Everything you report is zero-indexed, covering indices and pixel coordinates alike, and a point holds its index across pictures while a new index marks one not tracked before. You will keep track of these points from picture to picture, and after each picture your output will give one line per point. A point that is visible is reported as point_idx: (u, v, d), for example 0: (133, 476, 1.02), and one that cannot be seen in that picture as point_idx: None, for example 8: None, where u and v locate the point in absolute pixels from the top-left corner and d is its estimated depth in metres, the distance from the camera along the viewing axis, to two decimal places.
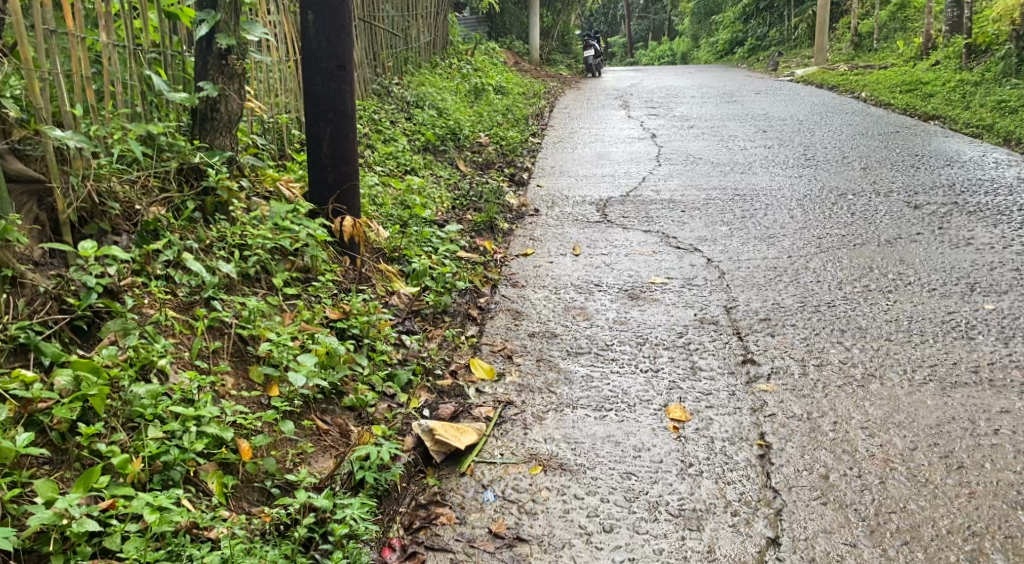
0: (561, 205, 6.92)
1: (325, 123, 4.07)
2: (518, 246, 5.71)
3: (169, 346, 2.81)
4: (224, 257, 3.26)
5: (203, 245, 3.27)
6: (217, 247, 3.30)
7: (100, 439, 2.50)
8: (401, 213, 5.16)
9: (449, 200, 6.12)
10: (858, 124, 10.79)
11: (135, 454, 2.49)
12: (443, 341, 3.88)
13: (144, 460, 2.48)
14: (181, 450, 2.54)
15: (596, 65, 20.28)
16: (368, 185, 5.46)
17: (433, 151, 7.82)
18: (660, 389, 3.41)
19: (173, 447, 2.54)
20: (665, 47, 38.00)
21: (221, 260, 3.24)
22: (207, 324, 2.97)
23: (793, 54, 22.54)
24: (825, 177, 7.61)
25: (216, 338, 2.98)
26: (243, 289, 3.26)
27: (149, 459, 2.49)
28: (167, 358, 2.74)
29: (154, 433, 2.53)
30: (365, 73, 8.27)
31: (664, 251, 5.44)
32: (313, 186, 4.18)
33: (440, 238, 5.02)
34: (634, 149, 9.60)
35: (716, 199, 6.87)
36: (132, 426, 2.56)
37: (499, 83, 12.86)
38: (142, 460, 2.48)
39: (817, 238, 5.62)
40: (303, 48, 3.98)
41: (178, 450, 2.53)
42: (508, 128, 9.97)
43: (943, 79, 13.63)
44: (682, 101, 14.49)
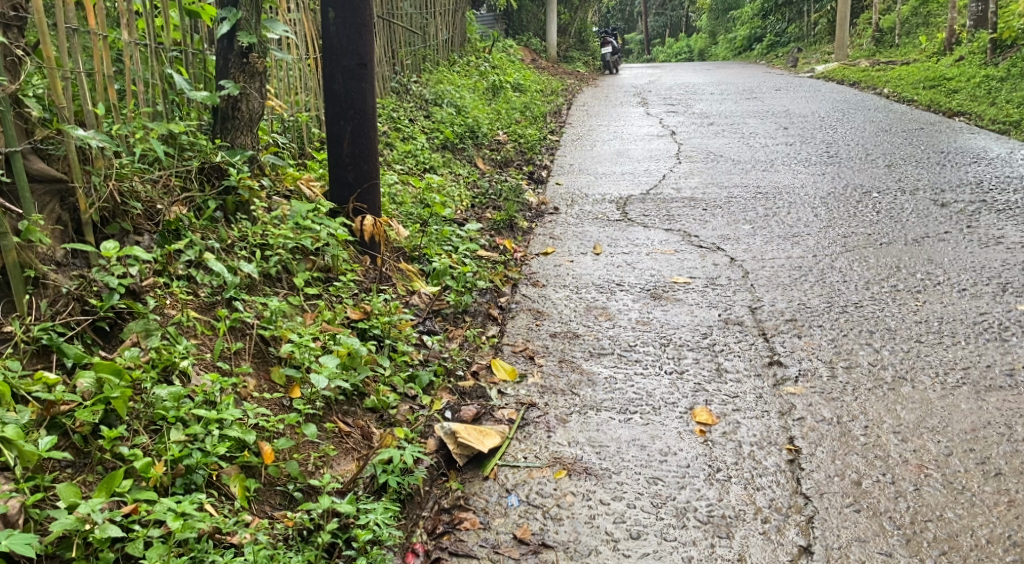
0: (581, 204, 6.88)
1: (346, 121, 4.04)
2: (539, 244, 5.67)
3: (192, 347, 2.78)
4: (246, 257, 3.23)
5: (225, 244, 3.24)
6: (238, 247, 3.27)
7: (122, 442, 2.48)
8: (421, 211, 5.13)
9: (468, 198, 6.10)
10: (881, 120, 10.70)
11: (157, 458, 2.47)
12: (464, 342, 3.86)
13: (167, 464, 2.46)
14: (204, 453, 2.52)
15: (614, 62, 20.22)
16: (388, 184, 5.44)
17: (452, 149, 7.79)
18: (686, 391, 3.38)
19: (195, 450, 2.51)
20: (682, 43, 37.90)
21: (243, 260, 3.21)
22: (229, 325, 2.93)
23: (813, 50, 22.39)
24: (849, 175, 7.54)
25: (238, 339, 2.95)
26: (265, 289, 3.23)
27: (172, 462, 2.47)
28: (189, 360, 2.71)
29: (177, 436, 2.51)
30: (384, 71, 8.25)
31: (686, 250, 5.40)
32: (333, 184, 4.15)
33: (460, 237, 5.01)
34: (654, 147, 9.55)
35: (738, 197, 6.82)
36: (154, 429, 2.54)
37: (516, 80, 12.82)
38: (164, 463, 2.46)
39: (842, 237, 5.57)
40: (323, 45, 3.94)
41: (200, 453, 2.51)
42: (526, 126, 9.93)
43: (968, 74, 13.52)
44: (700, 97, 14.42)
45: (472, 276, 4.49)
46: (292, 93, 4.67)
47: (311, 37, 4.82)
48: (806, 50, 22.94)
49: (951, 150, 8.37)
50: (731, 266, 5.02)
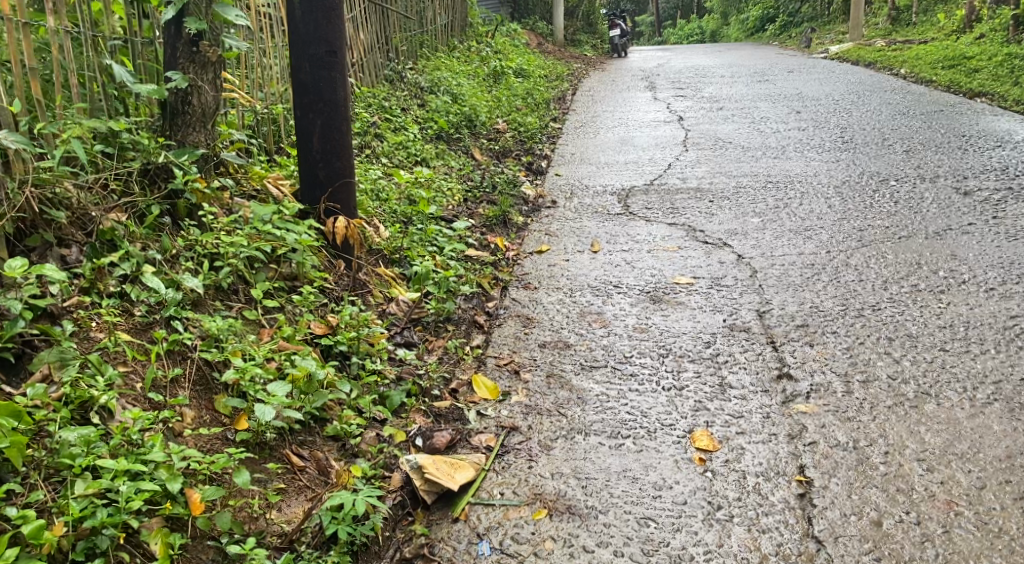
0: (580, 197, 6.57)
1: (314, 115, 3.73)
2: (533, 242, 5.37)
3: (115, 378, 2.58)
4: (192, 269, 3.06)
5: (168, 255, 3.06)
6: (184, 257, 3.10)
7: (15, 499, 2.27)
8: (405, 210, 4.82)
9: (460, 193, 5.88)
10: (898, 102, 10.30)
11: (58, 516, 2.26)
12: (443, 355, 3.56)
13: (67, 524, 2.24)
14: (112, 512, 2.28)
15: (623, 45, 19.82)
16: (372, 180, 5.13)
17: (446, 139, 7.49)
18: (685, 412, 3.04)
19: (101, 508, 2.27)
20: (693, 24, 37.43)
21: (188, 273, 3.04)
22: (165, 349, 2.74)
23: (828, 30, 21.93)
24: (865, 161, 7.20)
25: (177, 364, 2.76)
26: (214, 303, 3.05)
27: (73, 523, 2.25)
28: (110, 394, 2.52)
29: (83, 490, 2.30)
30: (377, 58, 7.94)
31: (690, 246, 5.08)
32: (303, 183, 3.83)
33: (447, 236, 4.73)
34: (660, 133, 9.21)
35: (747, 187, 6.49)
36: (57, 481, 2.33)
37: (519, 65, 12.48)
38: (64, 524, 2.24)
39: (858, 230, 5.24)
40: (288, 32, 3.63)
41: (107, 513, 2.27)
42: (527, 114, 9.61)
43: (990, 53, 13.15)
44: (710, 80, 14.04)
45: (456, 282, 4.18)
46: (250, 84, 4.40)
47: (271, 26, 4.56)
48: (821, 30, 22.47)
49: (973, 134, 8.00)
50: (737, 265, 4.69)
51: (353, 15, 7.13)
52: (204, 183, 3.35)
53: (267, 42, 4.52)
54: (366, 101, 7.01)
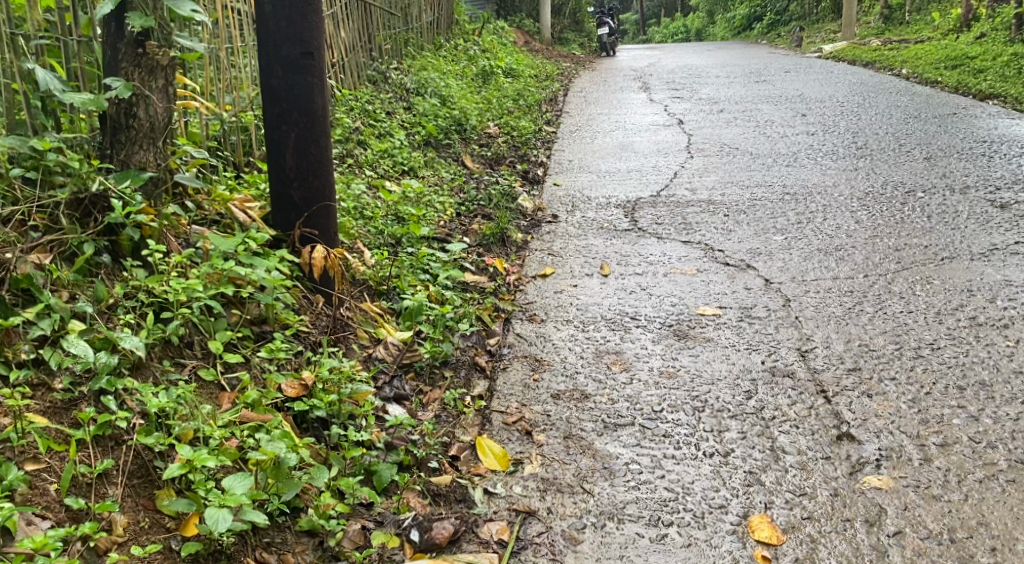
0: (582, 210, 6.07)
1: (288, 126, 3.20)
2: (535, 265, 4.85)
3: (20, 483, 2.14)
4: (134, 324, 2.56)
5: (104, 304, 2.59)
6: (123, 308, 2.60)
7: None
8: (393, 233, 4.28)
9: (453, 208, 5.39)
10: (907, 109, 9.92)
11: None
12: (440, 411, 3.02)
13: None
14: None
15: (611, 45, 19.33)
16: (356, 197, 4.60)
17: (435, 146, 6.99)
18: (735, 488, 2.55)
19: None
20: (678, 25, 37.09)
21: (130, 331, 2.53)
22: (91, 436, 2.29)
23: (818, 29, 21.61)
24: (885, 172, 6.80)
25: (106, 455, 2.30)
26: (161, 365, 2.54)
27: None
28: (12, 508, 2.06)
29: None
30: (360, 58, 7.43)
31: (709, 269, 4.69)
32: (275, 206, 3.29)
33: (440, 259, 4.20)
34: (661, 140, 8.79)
35: (762, 203, 6.06)
36: None
37: (508, 65, 11.98)
38: None
39: (894, 250, 4.79)
40: (257, 29, 3.12)
41: None
42: (519, 117, 9.11)
43: (993, 54, 12.82)
44: (705, 81, 13.60)
45: (454, 317, 3.66)
46: (214, 90, 3.89)
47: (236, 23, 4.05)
48: (810, 29, 22.17)
49: (995, 139, 7.59)
50: (766, 292, 4.25)
51: (335, 10, 6.62)
52: (152, 214, 2.87)
53: (233, 42, 4.01)
54: (349, 103, 6.49)
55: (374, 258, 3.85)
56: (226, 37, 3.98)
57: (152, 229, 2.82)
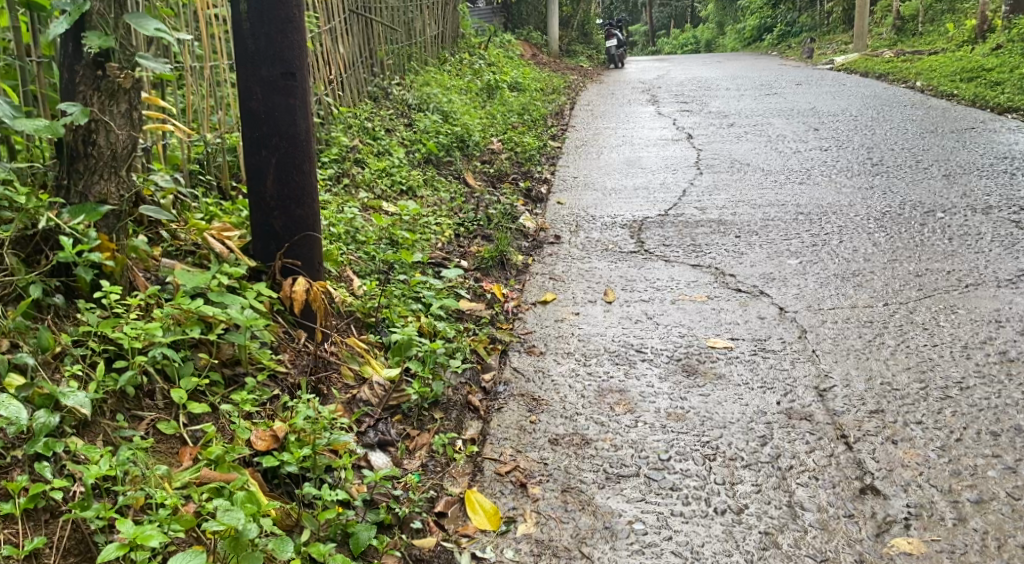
0: (587, 230, 5.85)
1: (269, 151, 2.98)
2: (535, 290, 4.61)
3: None
4: (83, 375, 2.44)
5: (50, 354, 2.44)
6: (72, 355, 2.48)
7: None
8: (383, 258, 4.05)
9: (451, 230, 5.18)
10: (921, 124, 9.76)
11: None
12: (428, 459, 2.79)
13: None
14: None
15: (620, 56, 19.10)
16: (347, 219, 4.38)
17: (435, 164, 6.80)
18: (752, 553, 2.40)
19: None
20: (687, 36, 36.92)
21: (77, 384, 2.41)
22: (20, 509, 2.14)
23: (828, 40, 21.37)
24: (902, 191, 6.63)
25: (36, 532, 2.14)
26: (113, 420, 2.43)
27: None
28: None
29: None
30: (360, 73, 7.23)
31: (720, 295, 4.46)
32: (256, 236, 3.06)
33: (434, 286, 3.94)
34: (670, 155, 8.57)
35: (775, 223, 5.86)
36: None
37: (513, 79, 11.79)
38: None
39: (915, 274, 4.60)
40: (234, 48, 2.91)
41: None
42: (523, 132, 8.92)
43: (1009, 66, 12.61)
44: (714, 94, 13.38)
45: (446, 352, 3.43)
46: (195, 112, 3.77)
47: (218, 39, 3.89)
48: (820, 40, 21.95)
49: (1014, 157, 7.43)
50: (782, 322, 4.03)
51: (335, 24, 6.42)
52: (110, 250, 2.73)
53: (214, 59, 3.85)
54: (347, 120, 6.28)
55: (363, 287, 3.61)
56: (204, 52, 3.81)
57: (110, 267, 2.71)
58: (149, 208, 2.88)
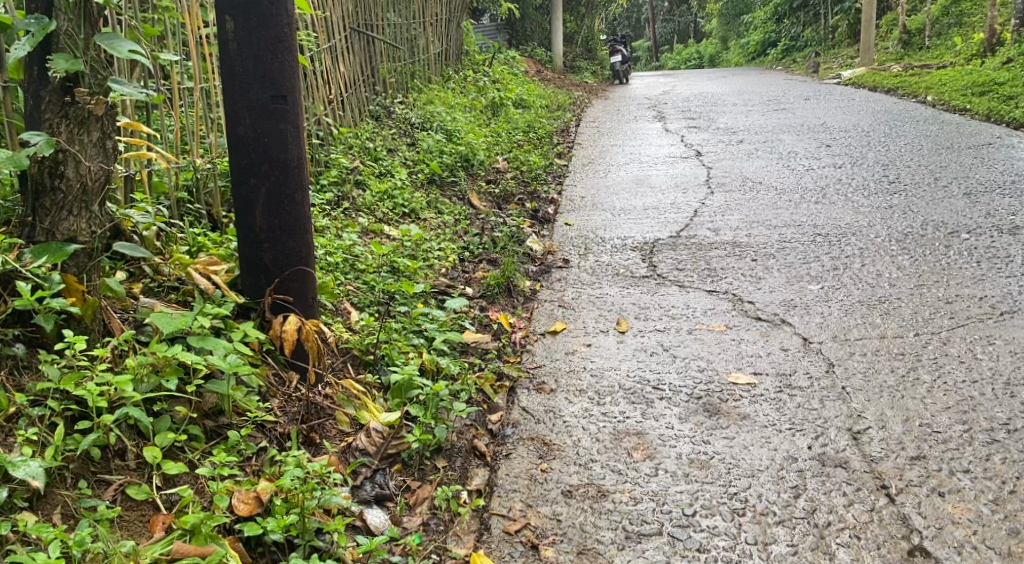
0: (596, 253, 5.62)
1: (257, 179, 2.74)
2: (544, 319, 4.36)
3: None
4: (43, 440, 2.38)
5: (3, 416, 2.39)
6: (35, 417, 2.41)
7: None
8: (381, 290, 3.80)
9: (455, 256, 4.96)
10: (935, 140, 9.65)
11: None
12: (429, 517, 2.61)
13: None
14: None
15: (625, 72, 18.93)
16: (346, 246, 4.16)
17: (439, 185, 6.58)
18: None
19: None
20: (691, 51, 36.79)
21: (36, 452, 2.33)
22: None
23: (834, 54, 21.17)
24: (924, 210, 6.52)
25: None
26: (75, 489, 2.35)
27: None
28: None
29: None
30: (362, 91, 7.02)
31: (739, 325, 4.20)
32: (244, 270, 2.83)
33: (434, 318, 3.67)
34: (679, 173, 8.35)
35: (792, 244, 5.65)
36: None
37: (518, 97, 11.59)
38: None
39: (945, 300, 4.44)
40: (220, 70, 2.69)
41: None
42: (529, 151, 8.72)
43: (1021, 79, 12.41)
44: (721, 109, 13.17)
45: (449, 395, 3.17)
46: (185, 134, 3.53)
47: (212, 59, 3.72)
48: (825, 54, 21.75)
49: None
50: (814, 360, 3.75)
51: (336, 42, 6.21)
52: (79, 295, 2.65)
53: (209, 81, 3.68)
54: (348, 140, 6.07)
55: (360, 322, 3.37)
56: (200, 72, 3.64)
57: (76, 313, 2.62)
58: (125, 244, 2.76)
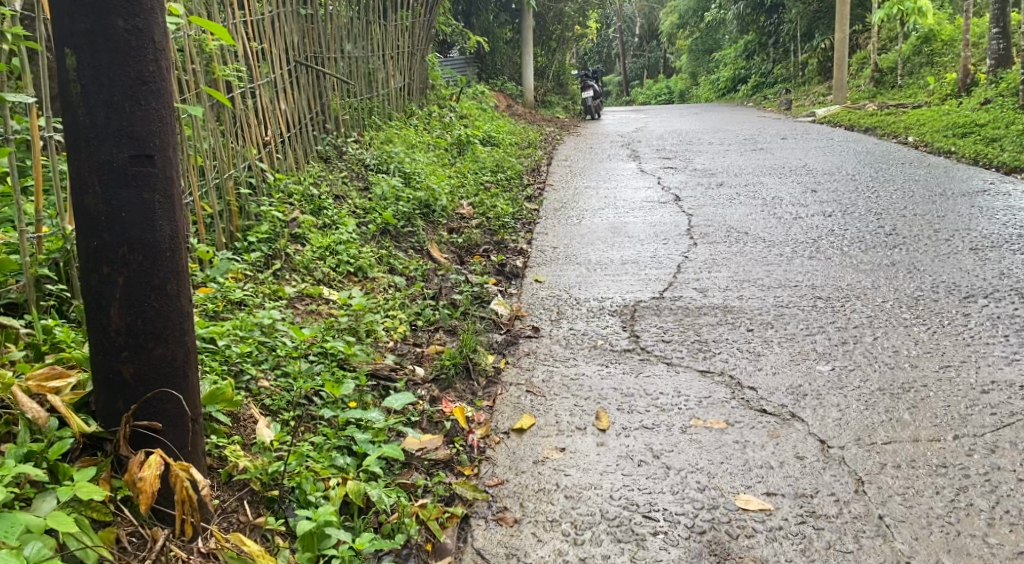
0: (571, 319, 4.92)
1: (114, 267, 2.39)
2: (508, 412, 3.61)
3: None
4: None
5: None
6: None
7: None
8: (293, 396, 3.01)
9: (405, 326, 4.26)
10: (925, 185, 9.17)
11: None
12: None
13: None
14: None
15: (596, 107, 18.34)
16: (264, 323, 3.45)
17: (394, 236, 5.87)
18: None
19: None
20: (661, 86, 36.49)
21: None
22: None
23: (806, 92, 20.82)
24: (927, 267, 5.99)
25: None
26: None
27: None
28: None
29: None
30: (309, 130, 6.30)
31: (743, 422, 3.50)
32: (98, 385, 2.46)
33: (367, 423, 2.96)
34: (658, 220, 7.69)
35: (791, 310, 4.98)
36: None
37: (486, 134, 10.93)
38: None
39: (978, 386, 3.85)
40: (65, 123, 2.35)
41: None
42: (496, 194, 8.03)
43: (1003, 120, 12.01)
44: (698, 149, 12.61)
45: (373, 551, 2.55)
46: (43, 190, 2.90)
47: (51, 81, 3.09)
48: (795, 92, 21.34)
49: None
50: (845, 484, 3.04)
51: (277, 77, 5.49)
52: None
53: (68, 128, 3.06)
54: (287, 186, 5.35)
55: (265, 439, 2.80)
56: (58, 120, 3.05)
57: None
58: None
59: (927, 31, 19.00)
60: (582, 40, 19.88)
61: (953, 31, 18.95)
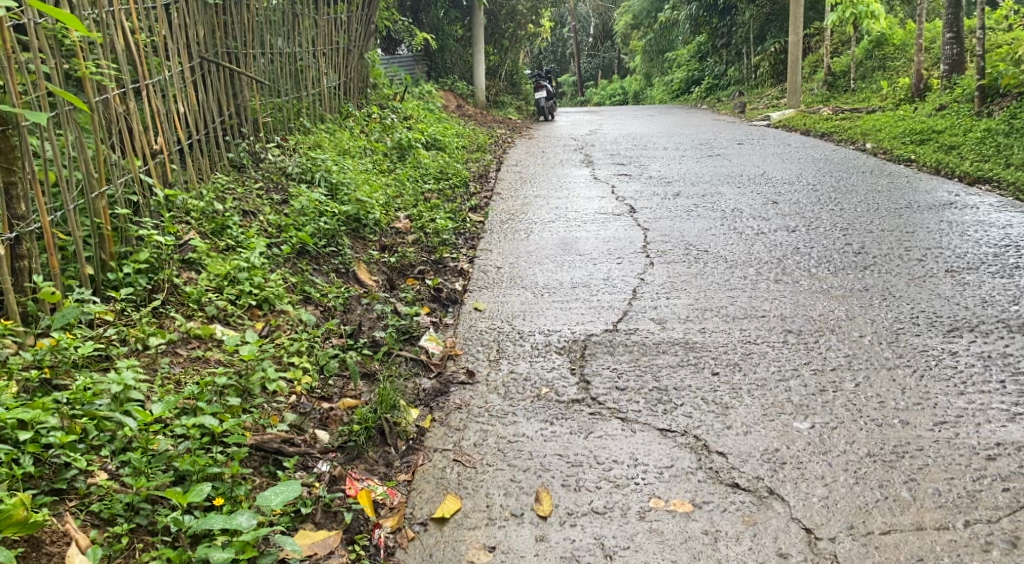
0: (511, 358, 4.27)
1: None
2: (428, 490, 3.09)
3: None
4: None
5: None
6: None
7: None
8: (131, 500, 2.73)
9: (306, 377, 3.65)
10: (891, 196, 8.66)
11: None
12: None
13: None
14: None
15: (549, 109, 17.68)
16: (102, 392, 3.06)
17: (313, 256, 5.20)
18: None
19: None
20: (615, 88, 35.98)
21: None
22: None
23: (759, 94, 20.38)
24: (902, 289, 5.42)
25: None
26: None
27: None
28: None
29: None
30: (219, 134, 5.63)
31: (713, 500, 2.98)
32: None
33: (234, 543, 2.67)
34: (612, 235, 7.10)
35: (761, 349, 4.39)
36: None
37: (431, 136, 10.24)
38: None
39: (984, 447, 3.28)
40: None
41: None
42: (436, 205, 7.36)
43: (962, 126, 11.60)
44: (653, 154, 12.05)
45: None
46: None
47: None
48: (747, 96, 20.90)
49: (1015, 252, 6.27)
50: None
51: (173, 74, 4.82)
52: None
53: None
54: (183, 201, 4.70)
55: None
56: None
57: None
58: None
59: (879, 35, 18.63)
60: (535, 40, 19.25)
61: (905, 35, 18.60)
